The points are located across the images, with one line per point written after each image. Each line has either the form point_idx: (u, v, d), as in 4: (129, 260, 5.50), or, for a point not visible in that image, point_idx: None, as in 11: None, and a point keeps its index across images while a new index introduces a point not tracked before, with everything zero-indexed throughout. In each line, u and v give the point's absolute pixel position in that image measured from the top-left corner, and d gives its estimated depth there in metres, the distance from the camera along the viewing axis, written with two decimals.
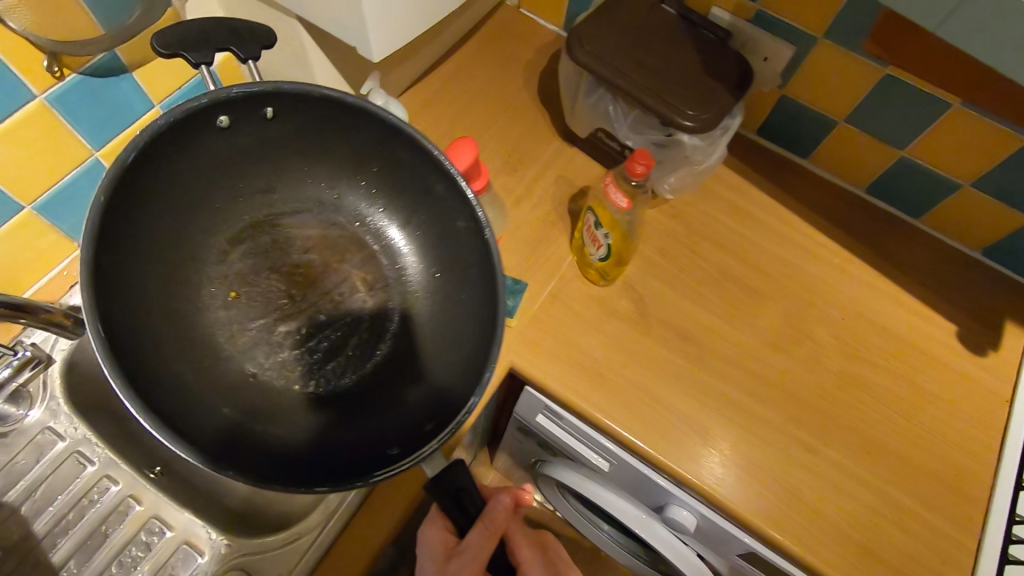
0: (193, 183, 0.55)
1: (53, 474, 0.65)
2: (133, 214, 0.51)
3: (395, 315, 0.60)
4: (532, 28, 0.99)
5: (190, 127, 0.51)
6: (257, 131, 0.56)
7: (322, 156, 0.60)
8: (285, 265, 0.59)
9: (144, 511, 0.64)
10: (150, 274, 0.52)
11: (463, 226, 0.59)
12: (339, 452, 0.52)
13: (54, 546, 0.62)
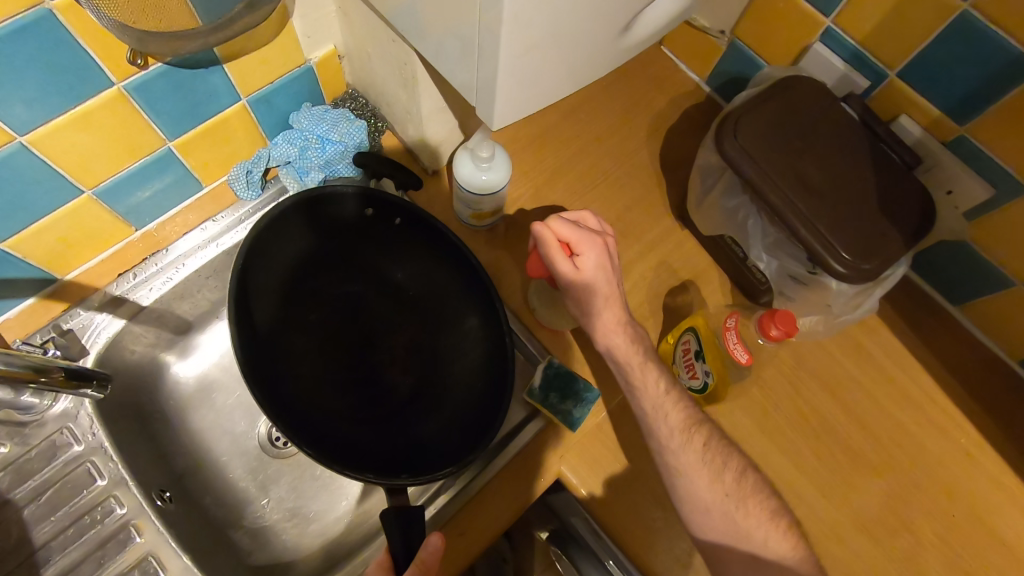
0: (320, 230, 0.68)
1: (63, 479, 0.61)
2: (279, 222, 0.64)
3: (419, 395, 0.69)
4: (671, 75, 0.87)
5: (334, 205, 0.65)
6: (382, 232, 0.69)
7: (403, 257, 0.70)
8: (338, 317, 0.72)
9: (144, 545, 0.60)
10: (262, 267, 0.65)
11: (485, 363, 0.66)
12: (338, 443, 0.63)
13: (49, 559, 0.59)
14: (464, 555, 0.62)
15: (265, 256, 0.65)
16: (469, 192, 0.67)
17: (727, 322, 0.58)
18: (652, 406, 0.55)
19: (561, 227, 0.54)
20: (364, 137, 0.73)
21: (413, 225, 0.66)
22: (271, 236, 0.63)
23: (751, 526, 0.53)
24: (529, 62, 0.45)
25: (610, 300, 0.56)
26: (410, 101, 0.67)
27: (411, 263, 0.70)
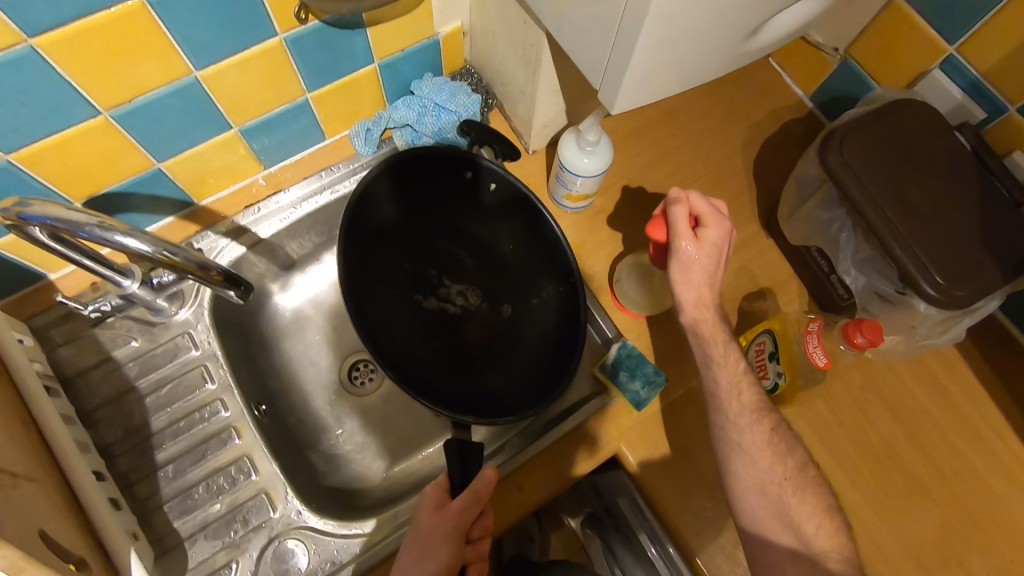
0: (424, 186, 0.73)
1: (180, 378, 0.70)
2: (392, 177, 0.69)
3: (494, 349, 0.76)
4: (776, 87, 0.88)
5: (441, 168, 0.71)
6: (479, 196, 0.74)
7: (495, 221, 0.76)
8: (432, 275, 0.79)
9: (241, 446, 0.67)
10: (373, 214, 0.71)
11: (559, 333, 0.71)
12: (421, 377, 0.69)
13: (162, 445, 0.67)
14: (520, 508, 0.67)
15: (378, 206, 0.71)
16: (568, 173, 0.71)
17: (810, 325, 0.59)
18: (727, 383, 0.58)
19: (697, 199, 0.57)
20: (477, 110, 0.78)
21: (509, 193, 0.71)
22: (380, 188, 0.69)
23: (803, 515, 0.55)
24: (662, 53, 0.49)
25: (711, 275, 0.58)
26: (528, 81, 0.71)
27: (502, 229, 0.76)
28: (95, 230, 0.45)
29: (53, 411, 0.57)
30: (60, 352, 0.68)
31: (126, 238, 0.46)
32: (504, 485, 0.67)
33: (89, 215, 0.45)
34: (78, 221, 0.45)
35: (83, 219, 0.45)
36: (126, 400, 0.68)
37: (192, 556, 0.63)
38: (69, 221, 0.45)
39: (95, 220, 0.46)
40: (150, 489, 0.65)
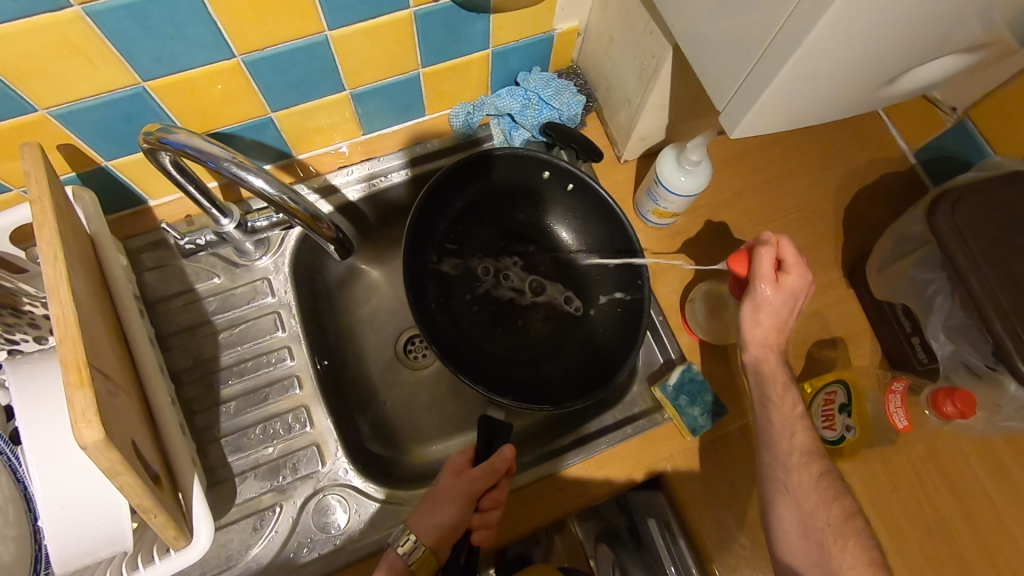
0: (501, 181, 0.75)
1: (253, 321, 0.72)
2: (468, 168, 0.72)
3: (552, 346, 0.76)
4: (881, 136, 0.85)
5: (521, 165, 0.74)
6: (557, 197, 0.76)
7: (570, 223, 0.77)
8: (503, 269, 0.79)
9: (302, 396, 0.69)
10: (446, 201, 0.74)
11: (620, 337, 0.72)
12: (468, 361, 0.72)
13: (227, 381, 0.70)
14: (558, 512, 0.67)
15: (459, 191, 0.74)
16: (661, 189, 0.70)
17: (896, 386, 0.60)
18: (781, 424, 0.59)
19: (788, 247, 0.56)
20: (579, 111, 0.79)
21: (586, 194, 0.74)
22: (455, 176, 0.72)
23: (844, 566, 0.54)
24: (800, 85, 0.48)
25: (781, 322, 0.58)
26: (637, 91, 0.71)
27: (576, 230, 0.77)
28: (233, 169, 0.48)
29: (143, 329, 0.60)
30: (149, 276, 0.72)
31: (258, 179, 0.49)
32: (536, 484, 0.67)
33: (227, 151, 0.48)
34: (218, 155, 0.47)
35: (225, 155, 0.47)
36: (199, 331, 0.71)
37: (240, 492, 0.65)
38: (208, 152, 0.47)
39: (233, 158, 0.48)
40: (210, 420, 0.68)
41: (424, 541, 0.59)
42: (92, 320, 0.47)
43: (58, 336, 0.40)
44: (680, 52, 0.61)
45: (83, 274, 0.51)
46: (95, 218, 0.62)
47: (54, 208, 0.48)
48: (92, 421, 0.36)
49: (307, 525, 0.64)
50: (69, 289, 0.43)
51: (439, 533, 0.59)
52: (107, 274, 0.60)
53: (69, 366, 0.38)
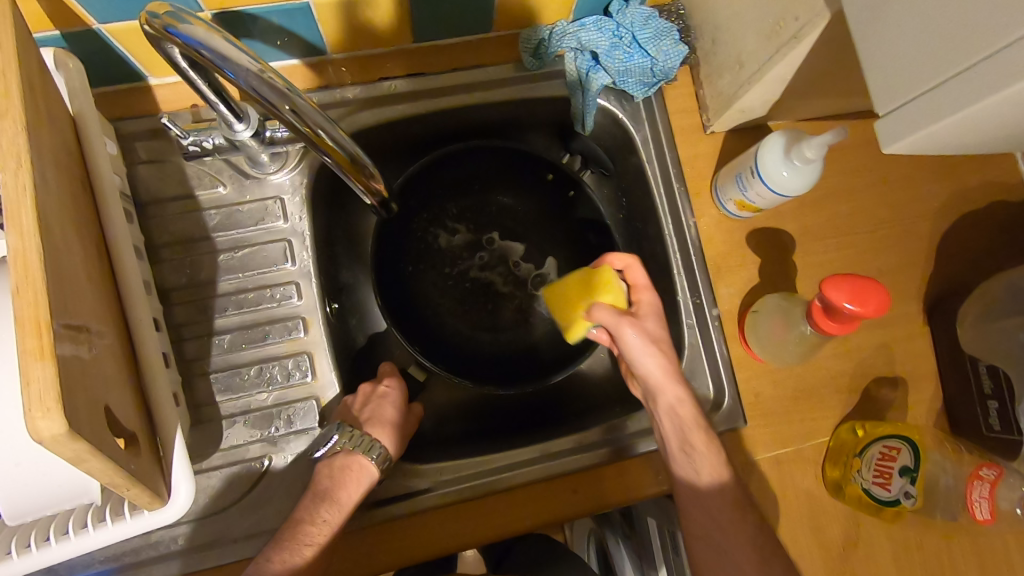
0: (509, 167, 0.74)
1: (260, 247, 0.62)
2: (446, 169, 0.72)
3: (521, 345, 0.74)
4: (1006, 158, 0.73)
5: (526, 168, 0.74)
6: (554, 201, 0.76)
7: (568, 223, 0.76)
8: (491, 262, 0.77)
9: (306, 342, 0.62)
10: (440, 182, 0.73)
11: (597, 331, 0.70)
12: (423, 321, 0.71)
13: (223, 310, 0.61)
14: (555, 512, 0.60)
15: (458, 166, 0.72)
16: (756, 180, 0.60)
17: (984, 474, 0.54)
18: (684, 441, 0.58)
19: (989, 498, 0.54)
20: (677, 63, 0.64)
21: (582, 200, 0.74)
22: (442, 167, 0.71)
23: None
24: (1012, 112, 0.37)
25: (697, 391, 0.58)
26: (758, 56, 0.58)
27: (579, 224, 0.75)
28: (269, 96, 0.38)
29: (131, 246, 0.50)
30: (143, 172, 0.61)
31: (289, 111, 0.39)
32: (551, 482, 0.61)
33: (260, 67, 0.36)
34: (250, 71, 0.36)
35: (256, 73, 0.36)
36: (195, 248, 0.62)
37: (227, 437, 0.59)
38: (235, 64, 0.36)
39: (270, 79, 0.37)
40: (200, 350, 0.60)
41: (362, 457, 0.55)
42: (68, 246, 0.38)
43: (15, 277, 0.30)
44: (839, 21, 0.47)
45: (60, 178, 0.41)
46: (81, 96, 0.50)
47: (25, 87, 0.37)
48: (52, 410, 0.28)
49: (296, 484, 0.59)
50: (36, 208, 0.33)
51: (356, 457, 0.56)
52: (92, 169, 0.50)
53: (25, 324, 0.29)
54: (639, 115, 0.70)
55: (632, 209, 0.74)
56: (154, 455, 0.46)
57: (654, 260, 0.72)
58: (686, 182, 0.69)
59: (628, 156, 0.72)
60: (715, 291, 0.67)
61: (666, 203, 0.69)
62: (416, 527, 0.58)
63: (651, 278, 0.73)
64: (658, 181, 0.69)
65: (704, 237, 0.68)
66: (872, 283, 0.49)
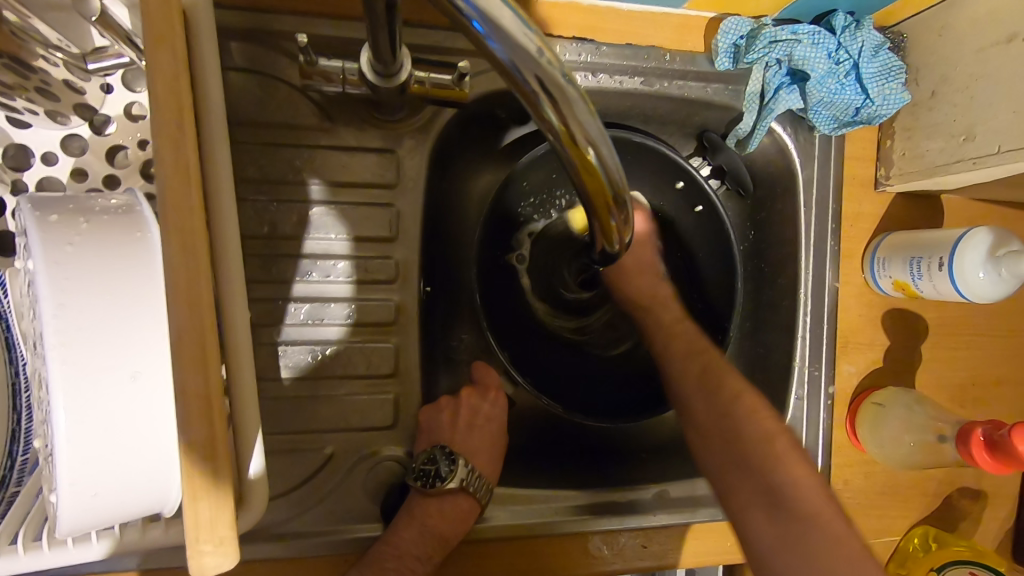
0: (641, 164, 0.64)
1: (358, 207, 0.52)
2: None
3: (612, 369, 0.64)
4: None
5: (656, 170, 0.64)
6: (679, 214, 0.67)
7: (689, 242, 0.67)
8: None
9: (394, 331, 0.53)
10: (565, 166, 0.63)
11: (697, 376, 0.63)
12: (510, 318, 0.62)
13: (306, 275, 0.52)
14: (616, 568, 0.55)
15: None
16: (941, 275, 0.53)
17: None
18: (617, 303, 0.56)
19: None
20: (889, 112, 0.55)
21: (712, 221, 0.64)
22: None
23: None
24: None
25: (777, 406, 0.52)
26: (1000, 136, 0.49)
27: (698, 246, 0.67)
28: (535, 86, 0.27)
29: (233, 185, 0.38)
30: (236, 83, 0.49)
31: (555, 114, 0.29)
32: (623, 532, 0.55)
33: (538, 45, 0.27)
34: (525, 51, 0.26)
35: (531, 54, 0.27)
36: (283, 192, 0.51)
37: (286, 418, 0.52)
38: (509, 39, 0.26)
39: (545, 64, 0.27)
40: (269, 316, 0.51)
41: (463, 499, 0.52)
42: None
43: (178, 329, 0.25)
44: None
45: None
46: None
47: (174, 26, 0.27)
48: (225, 541, 0.26)
49: (353, 486, 0.52)
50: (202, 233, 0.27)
51: (456, 502, 0.51)
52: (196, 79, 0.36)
53: (191, 405, 0.26)
54: (811, 151, 0.60)
55: (761, 247, 0.66)
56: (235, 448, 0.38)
57: (774, 314, 0.64)
58: (839, 242, 0.61)
59: (780, 191, 0.63)
60: (836, 366, 0.62)
61: (811, 260, 0.61)
62: (464, 555, 0.53)
63: (760, 329, 0.66)
64: (810, 230, 0.61)
65: (839, 305, 0.62)
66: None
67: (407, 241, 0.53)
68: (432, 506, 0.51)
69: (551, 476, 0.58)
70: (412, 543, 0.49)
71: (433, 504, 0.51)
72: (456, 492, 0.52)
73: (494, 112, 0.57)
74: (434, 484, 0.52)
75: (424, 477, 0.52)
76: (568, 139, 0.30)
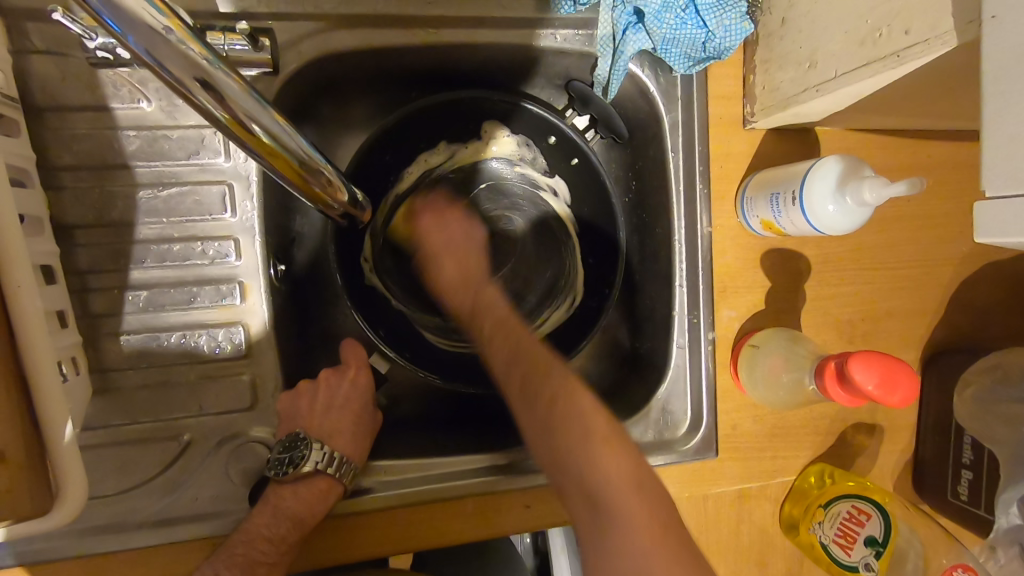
0: (509, 122, 0.61)
1: (192, 189, 0.51)
2: (432, 117, 0.59)
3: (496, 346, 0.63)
4: None
5: (527, 129, 0.62)
6: (555, 166, 0.64)
7: (568, 197, 0.65)
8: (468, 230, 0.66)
9: (242, 311, 0.52)
10: (430, 132, 0.61)
11: (579, 331, 0.62)
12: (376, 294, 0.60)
13: (141, 262, 0.50)
14: (492, 530, 0.55)
15: (447, 116, 0.60)
16: (795, 209, 0.52)
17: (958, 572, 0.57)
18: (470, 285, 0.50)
19: None
20: (735, 44, 0.53)
21: (587, 175, 0.61)
22: (429, 117, 0.59)
23: None
24: None
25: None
26: (836, 58, 0.46)
27: (576, 200, 0.64)
28: (176, 72, 0.27)
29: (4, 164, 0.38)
30: (40, 66, 0.47)
31: (212, 104, 0.28)
32: (499, 494, 0.55)
33: (166, 24, 0.26)
34: (151, 31, 0.25)
35: (161, 35, 0.26)
36: (108, 177, 0.49)
37: (141, 407, 0.51)
38: (130, 19, 0.25)
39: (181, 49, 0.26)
40: (108, 305, 0.50)
41: (321, 478, 0.50)
42: None
43: None
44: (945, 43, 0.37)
45: None
46: None
47: None
48: None
49: (214, 470, 0.51)
50: None
51: (315, 489, 0.49)
52: None
53: None
54: (674, 93, 0.59)
55: (640, 198, 0.65)
56: (28, 428, 0.38)
57: (656, 264, 0.63)
58: (710, 185, 0.60)
59: (650, 137, 0.61)
60: (714, 312, 0.61)
61: (683, 203, 0.60)
62: (332, 534, 0.52)
63: (644, 281, 0.65)
64: (679, 176, 0.60)
65: (715, 248, 0.60)
66: (905, 371, 0.43)
67: (248, 219, 0.52)
68: (285, 491, 0.49)
69: (431, 445, 0.58)
70: (266, 526, 0.47)
71: (290, 490, 0.49)
72: (312, 475, 0.50)
73: (329, 73, 0.55)
74: (287, 471, 0.49)
75: (279, 465, 0.49)
76: (234, 124, 0.30)
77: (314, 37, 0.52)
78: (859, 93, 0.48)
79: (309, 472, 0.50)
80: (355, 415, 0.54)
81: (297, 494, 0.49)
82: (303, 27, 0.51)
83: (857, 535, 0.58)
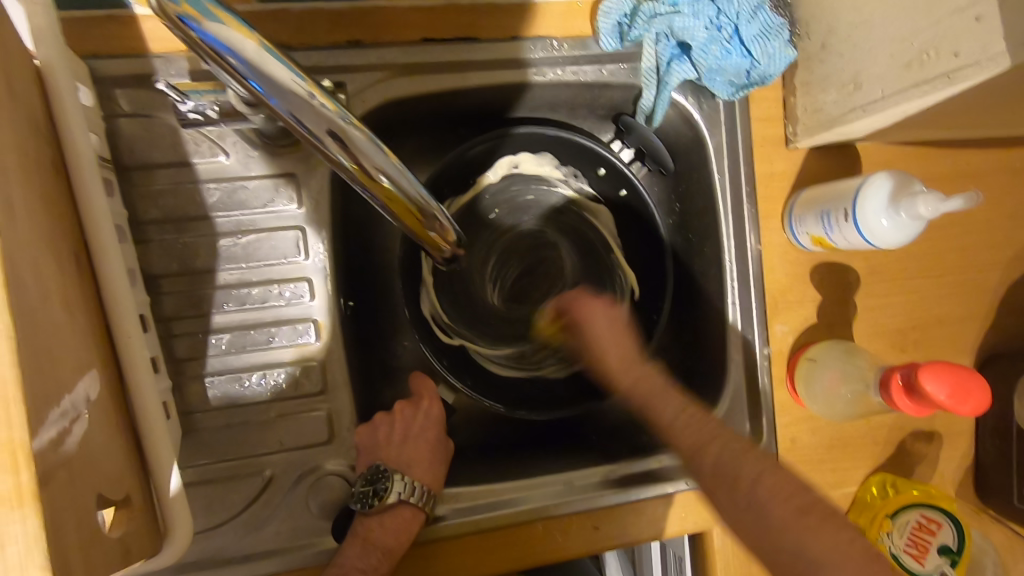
0: (555, 153, 0.63)
1: (267, 235, 0.53)
2: (481, 154, 0.61)
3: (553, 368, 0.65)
4: None
5: (572, 159, 0.63)
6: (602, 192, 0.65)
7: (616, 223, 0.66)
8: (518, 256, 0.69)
9: (317, 349, 0.54)
10: (479, 167, 0.63)
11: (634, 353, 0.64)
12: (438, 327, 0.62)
13: (222, 306, 0.53)
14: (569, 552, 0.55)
15: (495, 151, 0.62)
16: (848, 225, 0.53)
17: None
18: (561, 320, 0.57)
19: None
20: (779, 70, 0.55)
21: (635, 202, 0.63)
22: (480, 155, 0.61)
23: None
24: None
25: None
26: (883, 80, 0.48)
27: (624, 225, 0.66)
28: (316, 129, 0.30)
29: (113, 226, 0.41)
30: (129, 129, 0.50)
31: (345, 155, 0.31)
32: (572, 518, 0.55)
33: (307, 88, 0.29)
34: (296, 96, 0.29)
35: (303, 98, 0.29)
36: (190, 228, 0.52)
37: (225, 446, 0.53)
38: (278, 86, 0.29)
39: (318, 106, 0.30)
40: (193, 349, 0.53)
41: (405, 507, 0.52)
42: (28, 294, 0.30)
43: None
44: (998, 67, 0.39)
45: (28, 197, 0.32)
46: (48, 41, 0.39)
47: None
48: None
49: (296, 505, 0.53)
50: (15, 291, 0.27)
51: (399, 519, 0.51)
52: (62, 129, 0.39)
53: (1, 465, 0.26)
54: (717, 118, 0.61)
55: (686, 219, 0.66)
56: (141, 472, 0.39)
57: (706, 284, 0.65)
58: (757, 204, 0.61)
59: (695, 161, 0.63)
60: (768, 328, 0.62)
61: (731, 224, 0.62)
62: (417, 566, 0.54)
63: (693, 300, 0.67)
64: (726, 198, 0.61)
65: (765, 265, 0.62)
66: (977, 380, 0.44)
67: (320, 261, 0.54)
68: (371, 523, 0.51)
69: (499, 471, 0.59)
70: (357, 559, 0.49)
71: (376, 522, 0.51)
72: (394, 506, 0.52)
73: (389, 118, 0.58)
74: (372, 503, 0.52)
75: (364, 498, 0.52)
76: (361, 173, 0.32)
77: (377, 86, 0.55)
78: (907, 112, 0.49)
79: (393, 502, 0.52)
80: (427, 445, 0.57)
81: (383, 526, 0.51)
82: (367, 77, 0.54)
83: (930, 544, 0.58)
